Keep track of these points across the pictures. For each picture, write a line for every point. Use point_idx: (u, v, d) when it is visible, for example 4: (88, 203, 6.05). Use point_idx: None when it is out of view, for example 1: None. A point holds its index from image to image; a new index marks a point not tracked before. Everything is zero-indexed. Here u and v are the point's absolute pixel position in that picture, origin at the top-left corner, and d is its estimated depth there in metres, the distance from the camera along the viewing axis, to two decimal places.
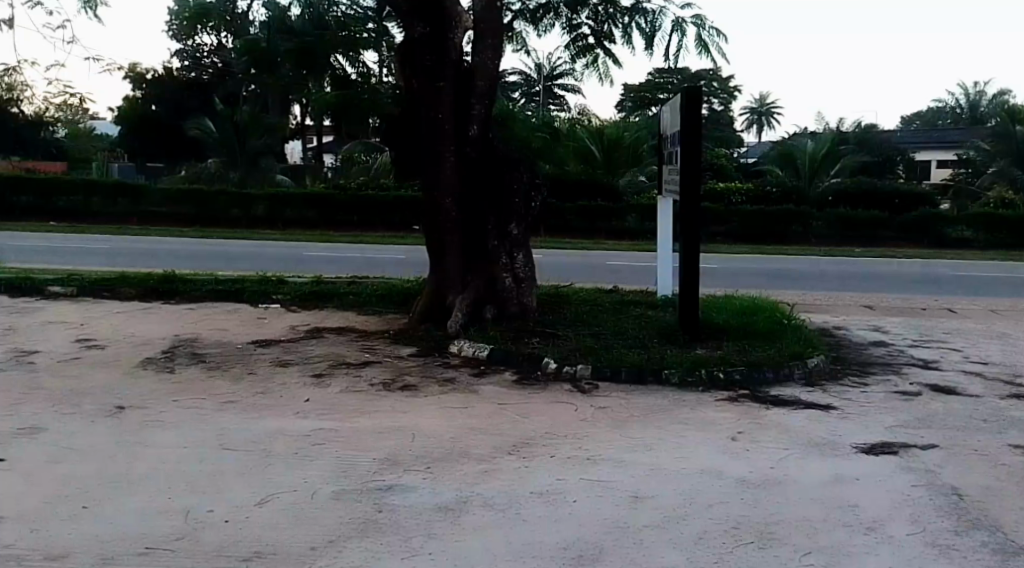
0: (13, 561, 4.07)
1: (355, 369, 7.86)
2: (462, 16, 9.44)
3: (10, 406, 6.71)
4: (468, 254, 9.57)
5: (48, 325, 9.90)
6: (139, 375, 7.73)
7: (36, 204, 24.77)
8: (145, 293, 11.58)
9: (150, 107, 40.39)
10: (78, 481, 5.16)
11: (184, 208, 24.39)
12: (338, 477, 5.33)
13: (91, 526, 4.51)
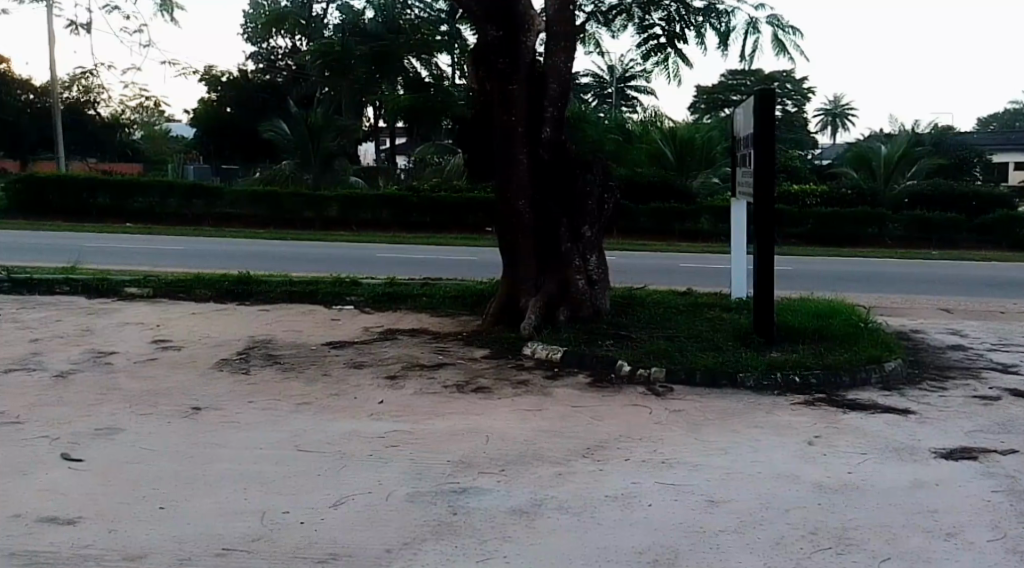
0: (94, 560, 4.25)
1: (427, 371, 7.99)
2: (536, 18, 9.47)
3: (91, 405, 7.02)
4: (541, 256, 9.63)
5: (128, 325, 10.29)
6: (216, 376, 8.00)
7: (114, 206, 25.64)
8: (220, 294, 11.94)
9: (226, 109, 41.45)
10: (157, 480, 5.36)
11: (258, 210, 25.00)
12: (412, 478, 5.44)
13: (173, 525, 4.70)
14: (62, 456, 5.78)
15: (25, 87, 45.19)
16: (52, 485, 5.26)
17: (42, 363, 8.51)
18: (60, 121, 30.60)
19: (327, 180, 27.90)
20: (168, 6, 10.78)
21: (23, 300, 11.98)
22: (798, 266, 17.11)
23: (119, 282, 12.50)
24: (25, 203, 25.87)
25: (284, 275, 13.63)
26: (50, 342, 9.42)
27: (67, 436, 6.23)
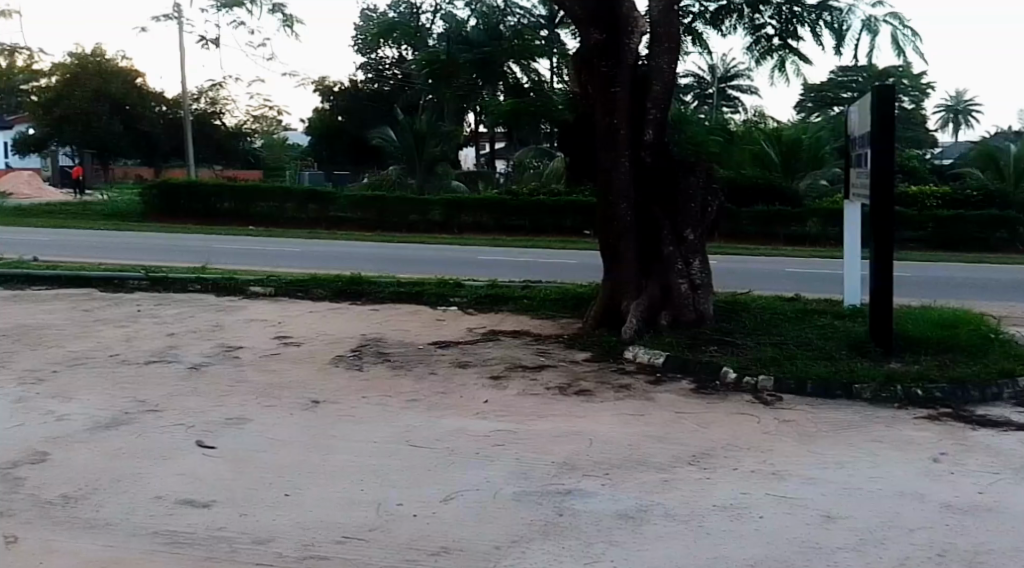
0: (225, 541, 4.36)
1: (531, 373, 7.92)
2: (638, 20, 9.33)
3: (219, 396, 7.25)
4: (644, 261, 9.44)
5: (251, 321, 10.61)
6: (330, 372, 8.14)
7: (236, 210, 26.62)
8: (334, 294, 12.18)
9: (337, 117, 42.57)
10: (280, 470, 5.46)
11: (367, 214, 25.52)
12: (521, 478, 5.40)
13: (293, 512, 4.77)
14: (195, 443, 5.97)
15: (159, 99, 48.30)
16: (185, 470, 5.42)
17: (176, 355, 8.87)
18: (188, 129, 31.91)
19: (431, 185, 28.24)
20: (291, 19, 11.15)
21: (154, 297, 12.52)
22: (915, 272, 16.38)
23: (243, 282, 12.89)
24: (156, 208, 27.32)
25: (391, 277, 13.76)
26: (182, 336, 9.81)
27: (199, 424, 6.43)
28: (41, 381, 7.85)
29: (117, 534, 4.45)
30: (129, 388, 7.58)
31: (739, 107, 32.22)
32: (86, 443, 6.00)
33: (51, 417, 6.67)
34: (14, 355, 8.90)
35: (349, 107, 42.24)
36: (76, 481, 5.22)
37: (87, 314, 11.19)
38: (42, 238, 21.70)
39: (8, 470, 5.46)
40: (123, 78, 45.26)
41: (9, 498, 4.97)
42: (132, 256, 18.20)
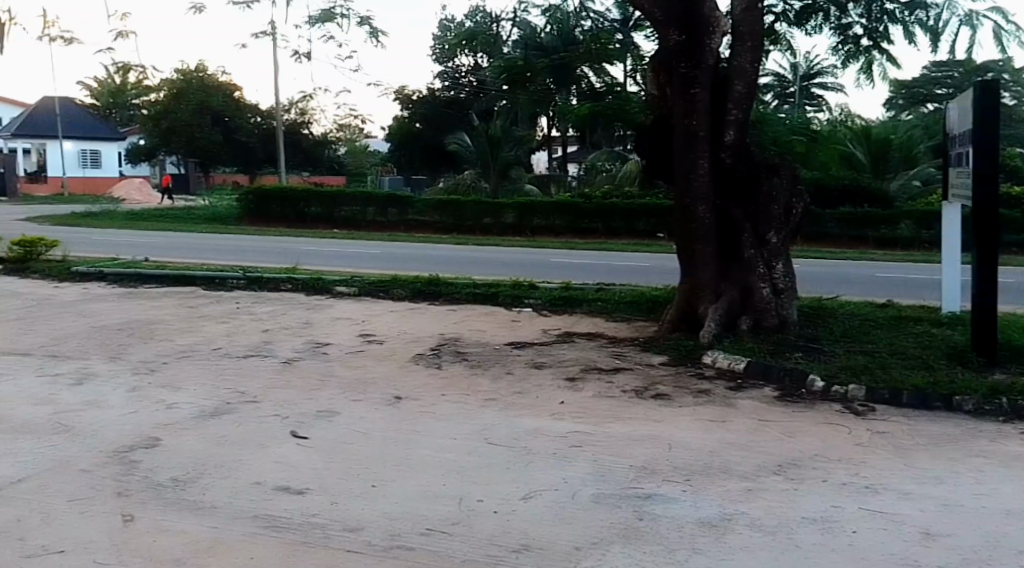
0: (318, 529, 4.73)
1: (606, 375, 7.68)
2: (721, 20, 8.97)
3: (307, 393, 7.38)
4: (723, 262, 9.12)
5: (337, 319, 10.66)
6: (410, 370, 8.11)
7: (322, 214, 27.07)
8: (413, 294, 12.12)
9: (415, 125, 42.94)
10: (365, 461, 5.77)
11: (443, 218, 25.56)
12: (598, 480, 5.36)
13: (378, 504, 5.06)
14: (290, 433, 6.33)
15: (254, 110, 50.07)
16: (281, 459, 5.81)
17: (269, 351, 8.98)
18: (280, 136, 34.19)
19: (504, 189, 28.10)
20: (378, 32, 11.12)
21: (250, 294, 12.67)
22: (1013, 278, 15.59)
23: (328, 282, 12.94)
24: (252, 213, 27.80)
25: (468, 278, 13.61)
26: (276, 332, 9.92)
27: (291, 416, 6.75)
28: (151, 371, 8.13)
29: (219, 518, 4.88)
30: (228, 381, 7.79)
31: (823, 107, 31.29)
32: (191, 430, 6.41)
33: (161, 405, 7.01)
34: (127, 347, 9.14)
35: (427, 114, 42.31)
36: (184, 465, 5.68)
37: (189, 309, 11.44)
38: (140, 240, 22.36)
39: (124, 452, 5.92)
40: (223, 92, 48.13)
41: (125, 479, 5.44)
42: (220, 257, 18.45)
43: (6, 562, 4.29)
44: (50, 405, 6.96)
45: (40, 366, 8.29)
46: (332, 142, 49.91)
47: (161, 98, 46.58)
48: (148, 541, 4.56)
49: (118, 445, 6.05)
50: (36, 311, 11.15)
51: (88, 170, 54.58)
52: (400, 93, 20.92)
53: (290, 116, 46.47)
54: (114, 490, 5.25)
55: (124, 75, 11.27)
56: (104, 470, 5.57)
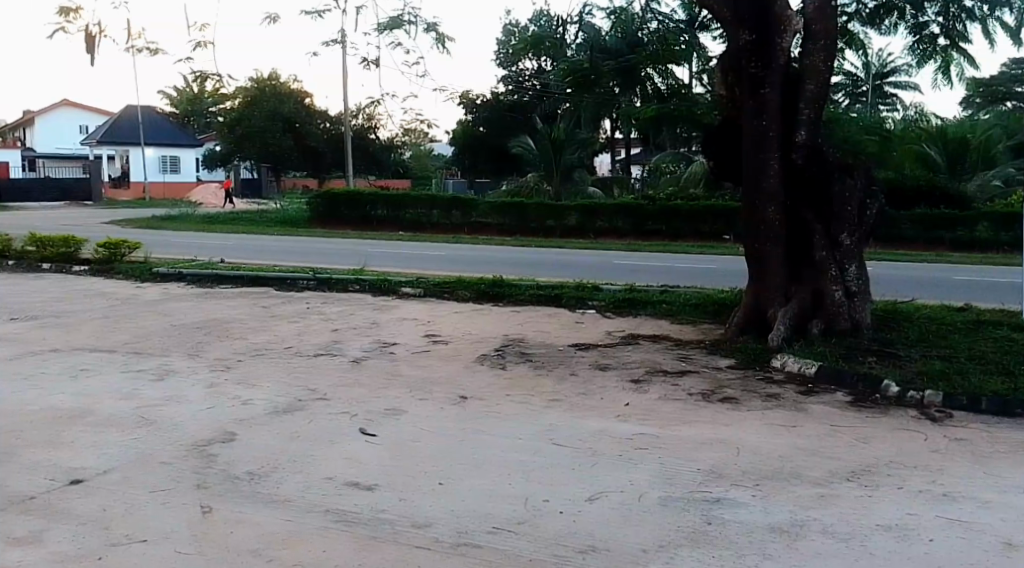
0: (386, 524, 4.79)
1: (672, 378, 7.61)
2: (793, 19, 8.82)
3: (375, 392, 7.47)
4: (793, 265, 8.95)
5: (403, 319, 10.76)
6: (476, 370, 8.15)
7: (389, 217, 27.39)
8: (478, 295, 12.18)
9: (479, 128, 43.37)
10: (433, 459, 5.81)
11: (506, 220, 25.63)
12: (664, 482, 5.31)
13: (446, 501, 5.10)
14: (359, 430, 6.42)
15: (324, 116, 51.22)
16: (352, 455, 5.89)
17: (338, 350, 9.12)
18: (348, 141, 35.05)
19: (568, 191, 28.06)
20: (443, 39, 11.19)
21: (320, 295, 12.85)
22: None
23: (396, 283, 13.09)
24: (323, 216, 28.23)
25: (532, 279, 13.61)
26: (345, 332, 10.04)
27: (361, 413, 6.84)
28: (227, 368, 8.33)
29: (292, 510, 4.96)
30: (300, 379, 7.91)
31: (895, 107, 30.58)
32: (266, 426, 6.53)
33: (236, 402, 7.16)
34: (204, 345, 9.34)
35: (490, 118, 42.57)
36: (259, 460, 5.80)
37: (262, 308, 11.66)
38: (214, 243, 22.82)
39: (204, 446, 6.05)
40: (295, 100, 49.69)
41: (204, 472, 5.56)
42: (289, 259, 18.78)
43: (93, 549, 4.44)
44: (131, 400, 7.16)
45: (124, 362, 8.55)
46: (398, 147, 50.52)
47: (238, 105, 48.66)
48: (224, 533, 4.66)
49: (197, 439, 6.19)
50: (117, 310, 11.49)
51: (168, 175, 55.74)
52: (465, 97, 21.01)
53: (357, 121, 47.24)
54: (194, 482, 5.38)
55: (201, 84, 11.61)
56: (184, 463, 5.71)
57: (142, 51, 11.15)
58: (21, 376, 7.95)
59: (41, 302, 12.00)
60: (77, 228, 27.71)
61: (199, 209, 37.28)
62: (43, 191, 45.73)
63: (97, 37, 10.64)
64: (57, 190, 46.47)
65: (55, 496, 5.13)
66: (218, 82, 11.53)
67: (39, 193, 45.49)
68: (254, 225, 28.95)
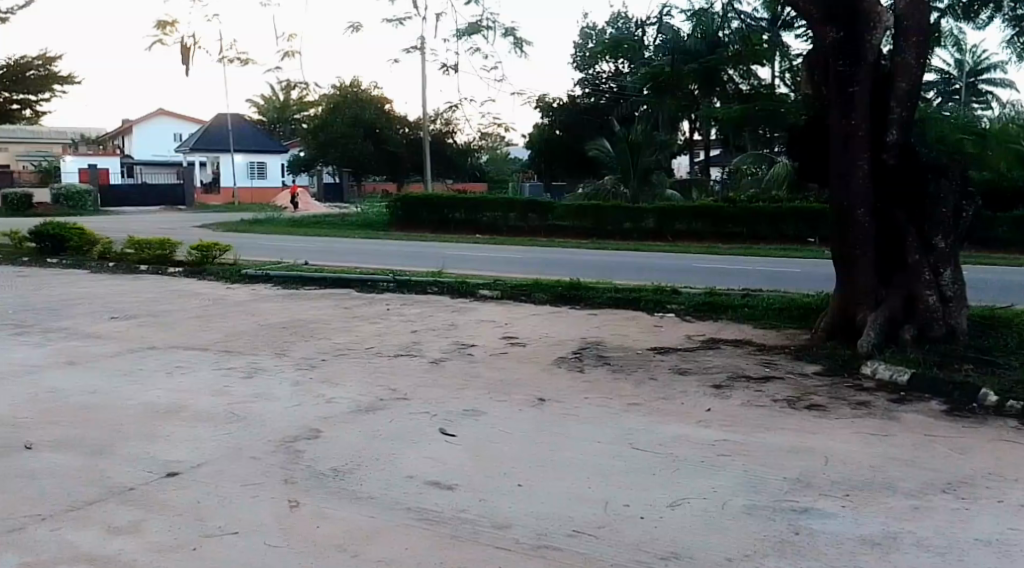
0: (468, 523, 4.80)
1: (756, 384, 7.45)
2: (883, 15, 8.56)
3: (454, 392, 7.52)
4: (884, 268, 8.68)
5: (481, 321, 10.81)
6: (554, 373, 8.14)
7: (466, 220, 27.61)
8: (555, 298, 12.16)
9: (555, 132, 43.15)
10: (512, 461, 5.80)
11: (583, 222, 25.53)
12: (749, 491, 5.20)
13: (526, 502, 5.09)
14: (439, 430, 6.46)
15: (402, 122, 51.36)
16: (432, 454, 5.93)
17: (418, 351, 9.21)
18: (428, 146, 35.39)
19: (646, 194, 27.81)
20: (521, 42, 11.24)
21: (399, 297, 13.00)
22: None
23: (473, 285, 13.16)
24: (404, 219, 28.59)
25: (610, 282, 13.51)
26: (424, 333, 10.13)
27: (441, 413, 6.89)
28: (313, 367, 8.48)
29: (376, 507, 5.03)
30: (382, 379, 8.01)
31: (988, 105, 29.53)
32: (349, 424, 6.63)
33: (320, 400, 7.29)
34: (289, 344, 9.54)
35: (568, 122, 42.44)
36: (343, 457, 5.88)
37: (343, 309, 11.86)
38: (299, 246, 23.34)
39: (290, 442, 6.18)
40: (376, 107, 50.56)
41: (291, 467, 5.68)
42: (370, 262, 19.02)
43: (186, 540, 4.56)
44: (222, 396, 7.36)
45: (213, 360, 8.79)
46: (477, 152, 50.74)
47: (322, 112, 50.12)
48: (310, 527, 4.75)
49: (284, 435, 6.32)
50: (206, 310, 11.82)
51: (256, 181, 57.12)
52: (542, 102, 20.98)
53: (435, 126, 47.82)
54: (281, 477, 5.49)
55: (287, 93, 11.91)
56: (272, 457, 5.84)
57: (231, 61, 11.50)
58: (121, 371, 8.25)
59: (137, 302, 12.45)
60: (172, 232, 28.73)
61: (286, 215, 38.23)
62: (140, 197, 47.36)
63: (192, 48, 11.02)
64: (154, 195, 48.22)
65: (153, 487, 5.30)
66: (302, 91, 11.81)
67: (137, 199, 47.06)
68: (336, 228, 29.50)
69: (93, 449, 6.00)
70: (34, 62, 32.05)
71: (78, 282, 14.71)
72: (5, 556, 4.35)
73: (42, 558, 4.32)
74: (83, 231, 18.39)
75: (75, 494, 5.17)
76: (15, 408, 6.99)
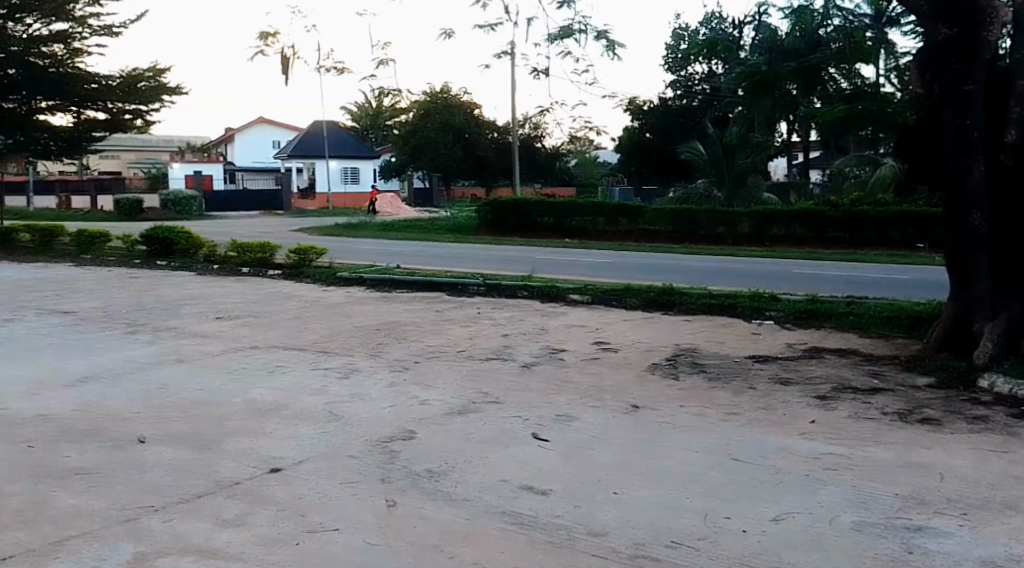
0: (563, 530, 4.73)
1: (863, 395, 7.17)
2: (1001, 10, 8.18)
3: (547, 397, 7.47)
4: (1002, 276, 8.25)
5: (572, 326, 10.75)
6: (648, 380, 7.99)
7: (557, 225, 27.54)
8: (647, 303, 11.99)
9: (646, 134, 42.64)
10: (608, 468, 5.72)
11: (676, 226, 25.17)
12: (857, 506, 4.99)
13: (621, 510, 5.00)
14: (532, 435, 6.41)
15: (492, 126, 51.76)
16: (525, 459, 5.89)
17: (510, 355, 9.19)
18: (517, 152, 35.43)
19: (740, 198, 27.26)
20: (614, 47, 11.16)
21: (490, 300, 13.04)
22: None
23: (564, 290, 13.08)
24: (493, 223, 28.64)
25: (705, 288, 13.26)
26: (515, 337, 10.12)
27: (533, 418, 6.84)
28: (406, 369, 8.55)
29: (471, 510, 5.01)
30: (475, 381, 8.02)
31: None
32: (444, 425, 6.65)
33: (415, 401, 7.34)
34: (384, 346, 9.66)
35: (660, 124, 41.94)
36: (438, 458, 5.90)
37: (436, 313, 11.95)
38: (396, 249, 23.70)
39: (386, 442, 6.23)
40: (466, 111, 50.92)
41: (387, 466, 5.72)
42: (461, 265, 19.18)
43: (289, 535, 4.62)
44: (320, 396, 7.48)
45: (310, 360, 8.95)
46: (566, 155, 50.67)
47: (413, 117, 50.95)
48: (406, 527, 4.76)
49: (380, 435, 6.38)
50: (304, 311, 12.06)
51: (349, 186, 58.49)
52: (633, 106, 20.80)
53: (525, 130, 47.87)
54: (378, 476, 5.54)
55: (381, 100, 12.08)
56: (369, 457, 5.89)
57: (328, 70, 11.73)
58: (224, 370, 8.47)
59: (239, 303, 12.79)
60: (273, 236, 29.44)
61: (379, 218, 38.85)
62: (240, 203, 48.86)
63: (292, 59, 11.28)
64: (253, 201, 49.69)
65: (257, 482, 5.41)
66: (395, 98, 11.97)
67: (240, 204, 48.69)
68: (427, 232, 29.79)
69: (200, 444, 6.17)
70: (144, 71, 26.64)
71: (183, 284, 15.21)
72: (121, 544, 4.49)
73: (155, 548, 4.45)
74: (189, 235, 19.03)
75: (184, 486, 5.32)
76: (127, 403, 7.25)
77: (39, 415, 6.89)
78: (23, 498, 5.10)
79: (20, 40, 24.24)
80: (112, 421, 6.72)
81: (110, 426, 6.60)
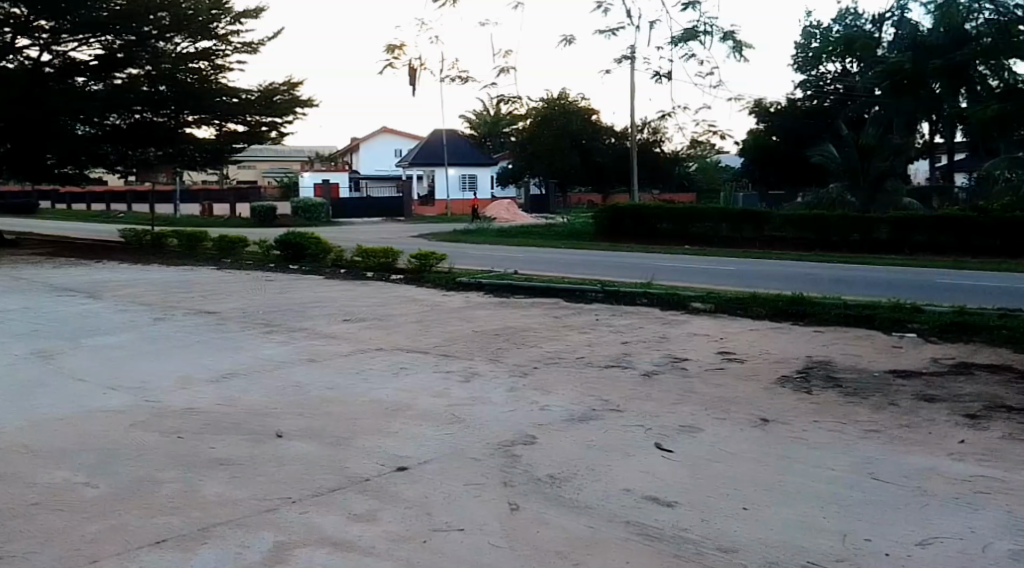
0: (691, 543, 4.58)
1: (1019, 415, 6.69)
2: None
3: (671, 407, 7.29)
4: None
5: (696, 335, 10.49)
6: (778, 392, 7.70)
7: (677, 231, 27.08)
8: (775, 312, 11.60)
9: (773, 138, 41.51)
10: (737, 482, 5.51)
11: (804, 232, 24.36)
12: (1015, 533, 4.63)
13: (752, 527, 4.79)
14: (656, 445, 6.25)
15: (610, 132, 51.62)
16: (649, 469, 5.75)
17: (631, 362, 9.04)
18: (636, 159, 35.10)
19: (876, 202, 26.14)
20: (742, 46, 10.86)
21: (610, 307, 12.88)
22: None
23: (687, 297, 12.80)
24: (612, 230, 28.43)
25: (838, 298, 12.72)
26: (636, 345, 9.95)
27: (658, 428, 6.67)
28: (527, 374, 8.53)
29: (596, 518, 4.90)
30: (597, 389, 7.91)
31: None
32: (567, 433, 6.56)
33: (537, 407, 7.29)
34: (504, 351, 9.66)
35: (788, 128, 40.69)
36: (561, 465, 5.83)
37: (557, 319, 11.90)
38: (516, 255, 23.87)
39: (509, 447, 6.20)
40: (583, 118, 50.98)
41: (510, 470, 5.70)
42: (582, 272, 19.08)
43: (415, 533, 4.64)
44: (442, 398, 7.54)
45: (433, 363, 9.03)
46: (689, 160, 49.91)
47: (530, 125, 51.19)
48: (531, 533, 4.69)
49: (505, 440, 6.36)
50: (426, 315, 12.23)
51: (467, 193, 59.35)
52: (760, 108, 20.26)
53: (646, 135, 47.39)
54: (500, 479, 5.51)
55: (500, 108, 12.12)
56: (493, 460, 5.88)
57: (452, 80, 11.88)
58: (351, 370, 8.67)
59: (364, 306, 13.10)
60: (398, 242, 30.17)
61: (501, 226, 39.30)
62: (365, 210, 50.31)
63: (418, 69, 11.46)
64: (377, 208, 51.09)
65: (385, 480, 5.46)
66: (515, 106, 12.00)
67: (365, 212, 50.32)
68: (546, 239, 29.88)
69: (331, 440, 6.29)
70: (279, 86, 27.62)
71: (311, 287, 15.70)
72: (261, 534, 4.60)
73: (289, 539, 4.54)
74: (319, 241, 19.66)
75: (317, 481, 5.43)
76: (261, 399, 7.48)
77: (181, 408, 7.19)
78: (171, 486, 5.31)
79: (172, 60, 25.72)
80: (248, 416, 6.94)
81: (246, 420, 6.82)
